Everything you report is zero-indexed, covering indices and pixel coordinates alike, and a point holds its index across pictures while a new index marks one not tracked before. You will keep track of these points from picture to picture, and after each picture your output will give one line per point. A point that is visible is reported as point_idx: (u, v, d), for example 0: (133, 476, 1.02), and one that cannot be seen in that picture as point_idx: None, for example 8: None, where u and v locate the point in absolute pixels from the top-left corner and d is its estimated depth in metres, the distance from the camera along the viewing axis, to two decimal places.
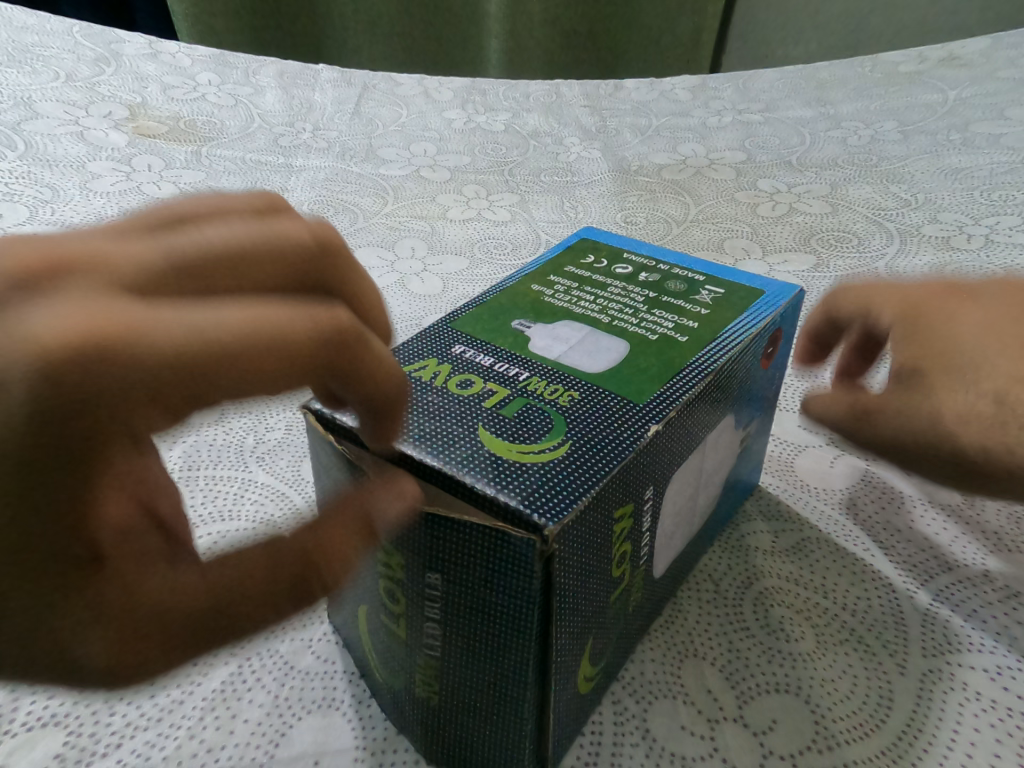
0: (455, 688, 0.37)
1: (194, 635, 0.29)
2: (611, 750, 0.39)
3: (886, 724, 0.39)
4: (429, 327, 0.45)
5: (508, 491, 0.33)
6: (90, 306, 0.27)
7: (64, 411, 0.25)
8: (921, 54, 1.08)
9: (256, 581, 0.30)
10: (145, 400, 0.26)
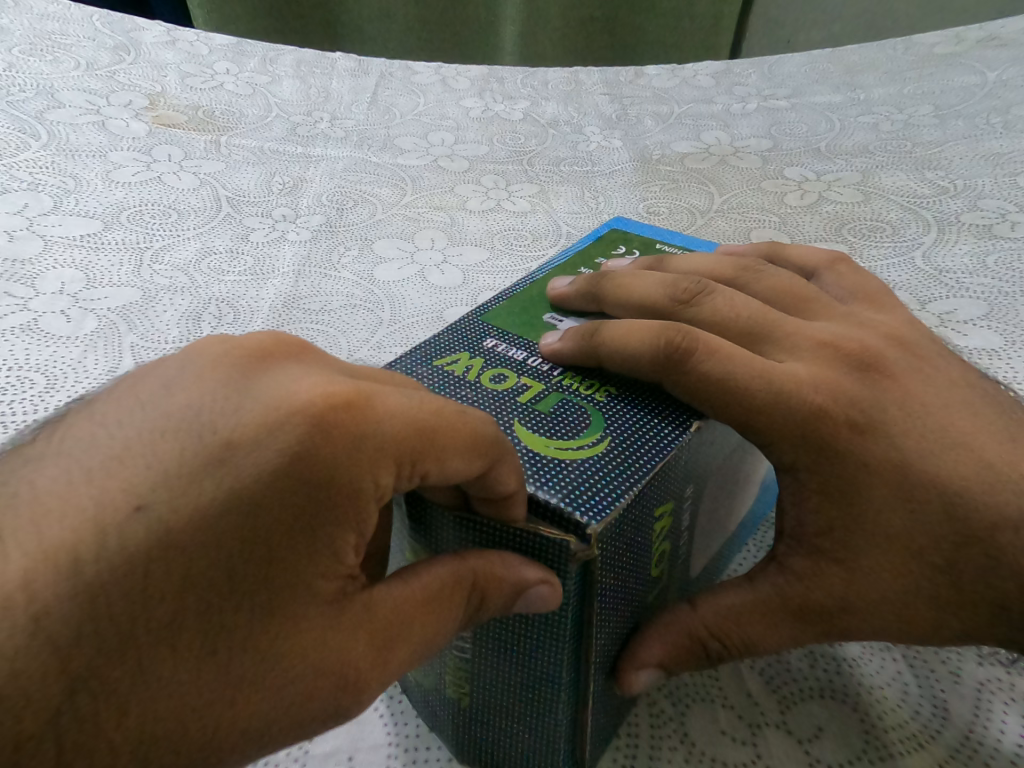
0: (486, 691, 0.35)
1: (409, 647, 0.30)
2: (649, 754, 0.37)
3: (940, 736, 0.37)
4: (460, 319, 0.44)
5: (548, 488, 0.31)
6: (325, 378, 0.30)
7: (315, 454, 0.28)
8: (957, 35, 1.05)
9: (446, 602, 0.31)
10: (375, 461, 0.28)
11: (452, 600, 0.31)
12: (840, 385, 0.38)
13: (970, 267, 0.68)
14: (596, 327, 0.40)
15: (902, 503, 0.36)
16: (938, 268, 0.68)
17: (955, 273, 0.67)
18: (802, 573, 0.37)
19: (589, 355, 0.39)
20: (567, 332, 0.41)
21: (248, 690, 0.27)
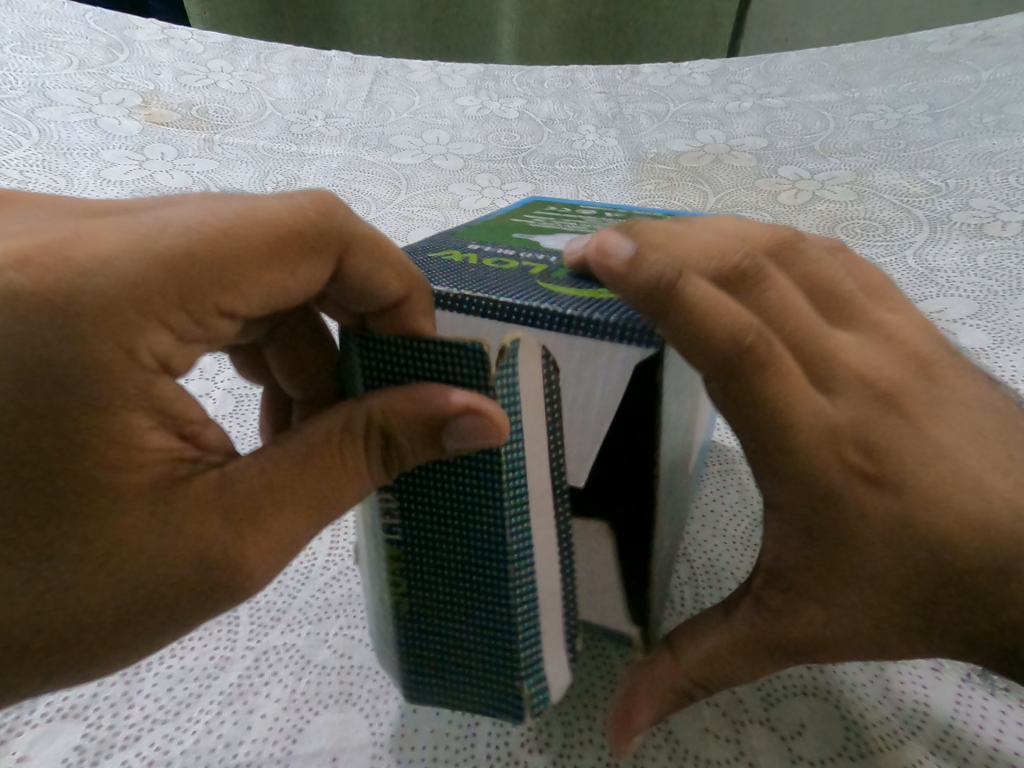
0: (420, 589, 0.33)
1: (272, 522, 0.29)
2: (633, 752, 0.37)
3: (922, 730, 0.38)
4: (434, 234, 0.45)
5: (604, 317, 0.33)
6: (45, 234, 0.28)
7: (52, 331, 0.26)
8: (952, 33, 1.05)
9: (312, 466, 0.30)
10: (131, 322, 0.27)
11: (353, 443, 0.30)
12: (849, 417, 0.34)
13: (961, 266, 0.68)
14: (679, 272, 0.32)
15: (889, 550, 0.33)
16: (930, 268, 0.68)
17: (946, 273, 0.67)
18: (780, 610, 0.34)
19: (652, 294, 0.32)
20: (644, 256, 0.33)
21: (139, 607, 0.27)
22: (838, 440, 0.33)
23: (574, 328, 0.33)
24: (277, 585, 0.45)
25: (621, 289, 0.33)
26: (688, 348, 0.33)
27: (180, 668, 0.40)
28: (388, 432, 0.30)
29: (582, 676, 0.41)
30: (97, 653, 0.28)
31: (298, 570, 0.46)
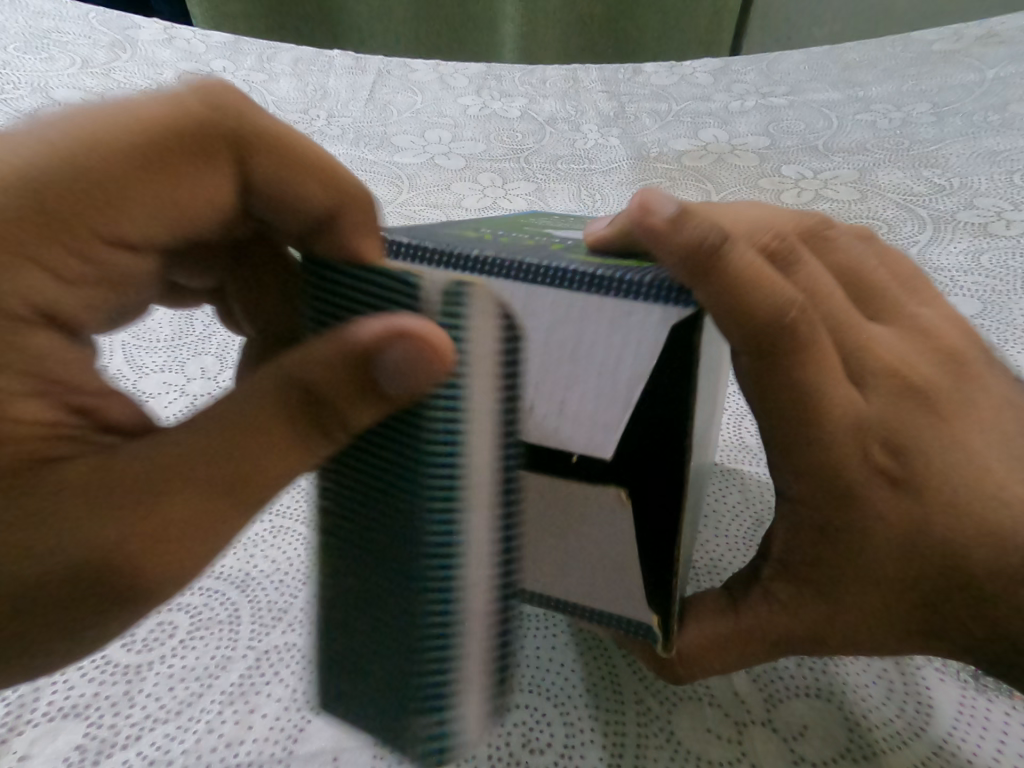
0: (348, 570, 0.31)
1: (175, 500, 0.30)
2: (635, 753, 0.37)
3: (925, 732, 0.38)
4: (456, 218, 0.44)
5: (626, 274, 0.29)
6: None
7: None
8: (956, 31, 1.04)
9: (217, 442, 0.31)
10: (39, 237, 0.32)
11: (268, 409, 0.31)
12: (872, 414, 0.35)
13: (965, 265, 0.68)
14: (725, 236, 0.30)
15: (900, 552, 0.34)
16: (933, 267, 0.68)
17: (950, 272, 0.67)
18: (787, 602, 0.36)
19: (693, 255, 0.30)
20: (688, 215, 0.31)
21: (61, 603, 0.29)
22: (862, 436, 0.34)
23: (570, 286, 0.29)
24: (279, 583, 0.44)
25: (662, 248, 0.30)
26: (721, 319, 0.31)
27: (181, 668, 0.40)
28: (303, 394, 0.31)
29: (586, 676, 0.41)
30: (54, 645, 0.30)
31: (299, 568, 0.45)
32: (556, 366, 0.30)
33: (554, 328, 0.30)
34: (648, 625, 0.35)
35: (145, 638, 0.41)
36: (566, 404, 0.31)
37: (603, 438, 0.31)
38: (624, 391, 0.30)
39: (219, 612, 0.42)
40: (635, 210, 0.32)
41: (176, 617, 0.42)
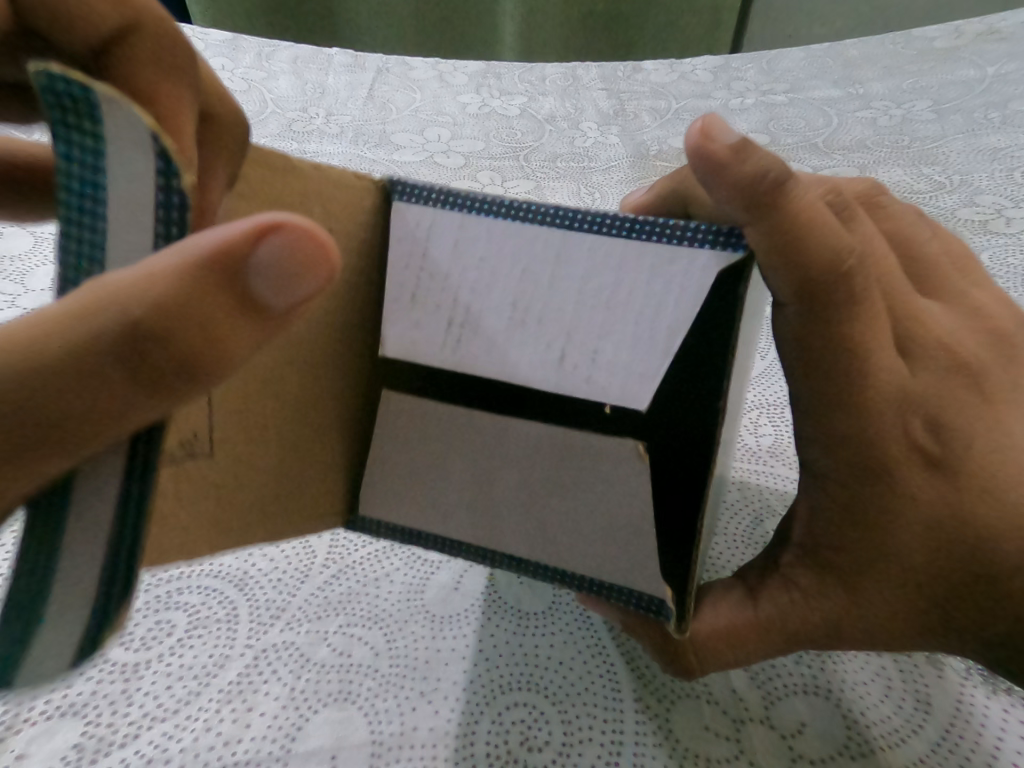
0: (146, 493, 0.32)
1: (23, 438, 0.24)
2: (633, 751, 0.37)
3: (923, 730, 0.37)
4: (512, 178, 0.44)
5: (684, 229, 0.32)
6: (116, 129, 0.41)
7: None
8: (957, 28, 1.04)
9: (53, 367, 0.23)
10: None
11: (107, 327, 0.23)
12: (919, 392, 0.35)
13: None
14: (787, 176, 0.31)
15: (933, 540, 0.34)
16: None
17: None
18: (808, 590, 0.36)
19: (751, 191, 0.31)
20: (748, 148, 0.31)
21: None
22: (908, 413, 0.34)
23: (619, 232, 0.32)
24: (277, 582, 0.44)
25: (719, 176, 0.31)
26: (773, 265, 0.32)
27: (178, 666, 0.39)
28: (152, 311, 0.23)
29: (584, 673, 0.41)
30: None
31: (297, 568, 0.45)
32: (594, 314, 0.34)
33: (595, 275, 0.33)
34: (660, 600, 0.34)
35: (143, 637, 0.41)
36: (600, 354, 0.34)
37: (635, 389, 0.34)
38: (663, 340, 0.33)
39: (216, 611, 0.42)
40: (697, 131, 0.32)
41: (174, 615, 0.42)
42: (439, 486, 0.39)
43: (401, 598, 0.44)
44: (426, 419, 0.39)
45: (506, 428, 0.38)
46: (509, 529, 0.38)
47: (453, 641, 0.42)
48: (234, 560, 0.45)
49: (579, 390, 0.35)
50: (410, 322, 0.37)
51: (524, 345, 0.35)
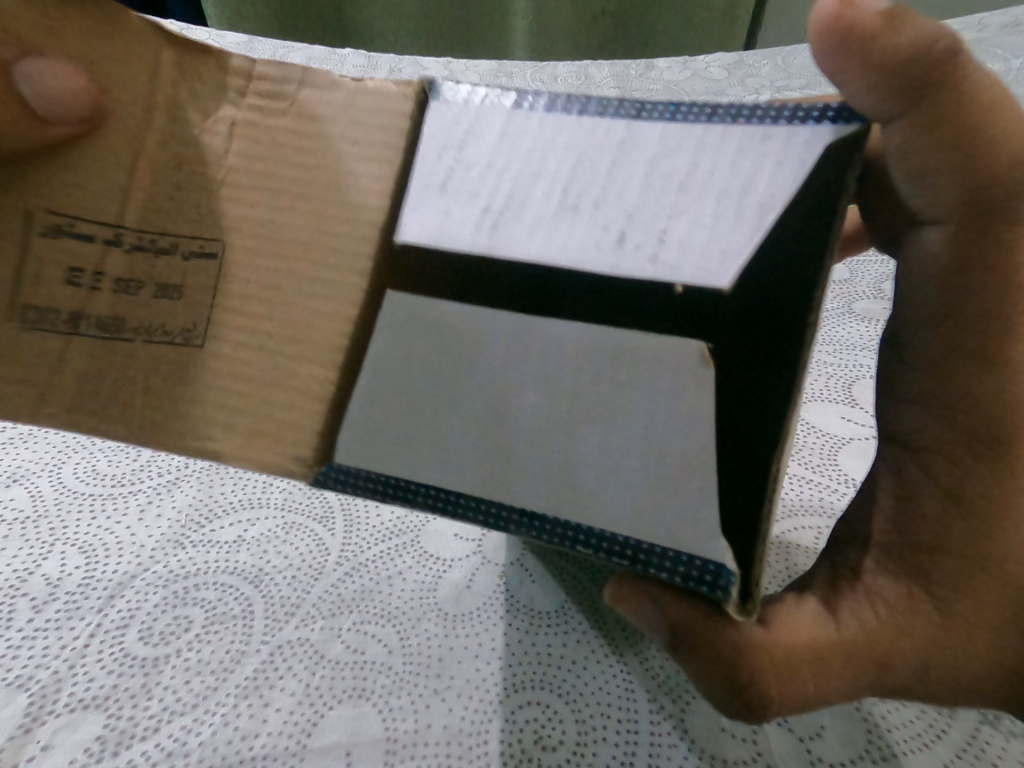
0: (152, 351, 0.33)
1: None
2: (649, 751, 0.37)
3: (946, 735, 0.37)
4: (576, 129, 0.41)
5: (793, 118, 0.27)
6: None
7: None
8: (979, 21, 1.03)
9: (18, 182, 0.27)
10: None
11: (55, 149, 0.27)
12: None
13: None
14: (932, 51, 0.29)
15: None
16: None
17: None
18: (896, 606, 0.33)
19: (920, 65, 0.29)
20: (899, 21, 0.30)
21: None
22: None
23: (692, 117, 0.28)
24: (292, 579, 0.44)
25: (873, 49, 0.29)
26: (939, 161, 0.31)
27: (196, 661, 0.40)
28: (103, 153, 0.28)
29: (598, 673, 0.40)
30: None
31: (311, 565, 0.45)
32: (663, 197, 0.28)
33: (664, 157, 0.28)
34: (720, 562, 0.27)
35: (161, 631, 0.41)
36: (670, 232, 0.27)
37: (714, 267, 0.27)
38: (752, 214, 0.27)
39: (233, 607, 0.42)
40: (835, 8, 0.30)
41: (192, 611, 0.42)
42: (444, 423, 0.31)
43: (415, 596, 0.44)
44: (436, 333, 0.31)
45: (538, 334, 0.29)
46: (530, 471, 0.30)
47: (467, 640, 0.42)
48: (249, 556, 0.45)
49: (639, 274, 0.28)
50: (438, 207, 0.31)
51: (564, 226, 0.29)
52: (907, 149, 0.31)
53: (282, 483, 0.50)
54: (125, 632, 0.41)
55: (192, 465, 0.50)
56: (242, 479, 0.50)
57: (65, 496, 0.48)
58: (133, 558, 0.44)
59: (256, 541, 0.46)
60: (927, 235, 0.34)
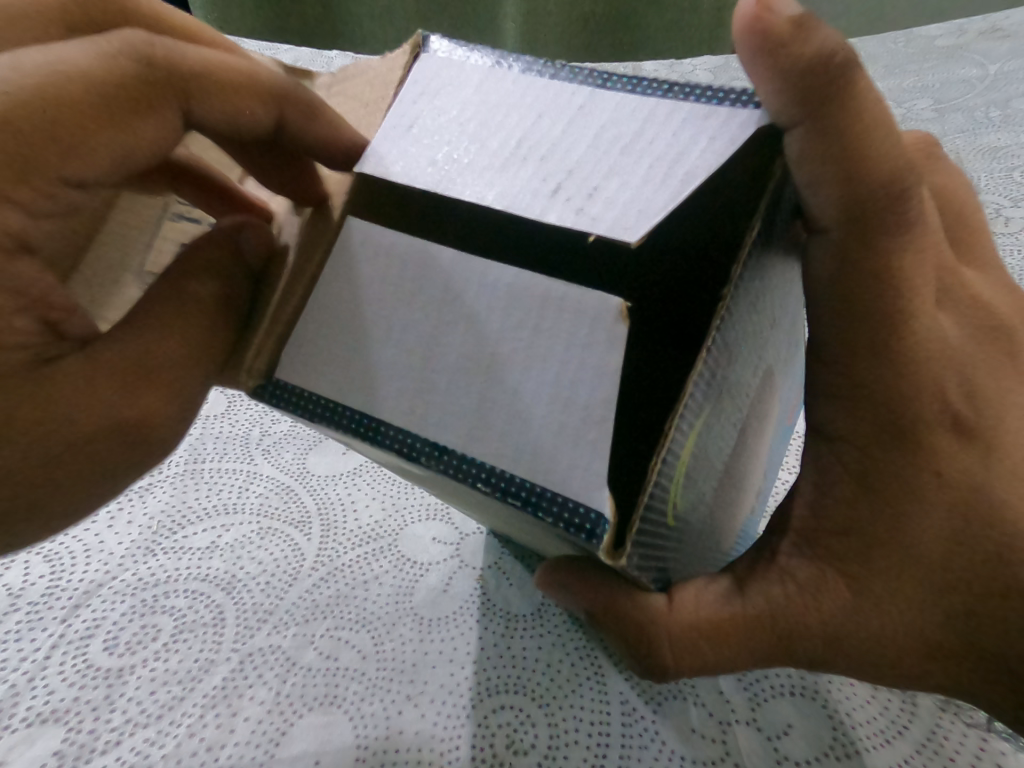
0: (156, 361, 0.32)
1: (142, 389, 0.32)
2: (619, 752, 0.37)
3: (909, 730, 0.37)
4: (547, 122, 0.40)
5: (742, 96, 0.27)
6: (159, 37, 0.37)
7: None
8: (959, 26, 1.03)
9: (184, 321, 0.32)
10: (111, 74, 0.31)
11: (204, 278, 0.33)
12: (959, 349, 0.31)
13: None
14: (850, 59, 0.27)
15: (954, 531, 0.30)
16: None
17: None
18: (806, 584, 0.31)
19: (815, 77, 0.26)
20: (807, 25, 0.27)
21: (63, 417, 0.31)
22: (941, 376, 0.30)
23: (652, 90, 0.29)
24: (265, 585, 0.44)
25: (780, 56, 0.26)
26: (828, 175, 0.27)
27: (163, 671, 0.40)
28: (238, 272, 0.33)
29: (570, 676, 0.40)
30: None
31: (285, 570, 0.45)
32: (605, 159, 0.28)
33: (613, 125, 0.29)
34: (600, 515, 0.25)
35: (128, 641, 0.41)
36: (601, 190, 0.27)
37: (631, 225, 0.26)
38: (681, 180, 0.26)
39: (203, 615, 0.42)
40: (753, 8, 0.27)
41: (160, 620, 0.42)
42: (361, 368, 0.30)
43: (389, 600, 0.44)
44: (373, 279, 0.30)
45: (468, 279, 0.29)
46: (438, 419, 0.28)
47: (441, 644, 0.42)
48: (221, 562, 0.45)
49: (564, 223, 0.27)
50: (396, 148, 0.31)
51: (509, 173, 0.29)
52: (802, 159, 0.26)
53: (258, 487, 0.49)
54: (90, 642, 0.41)
55: (165, 470, 0.50)
56: (217, 483, 0.49)
57: None
58: (100, 566, 0.44)
59: (229, 546, 0.46)
60: (823, 243, 0.29)
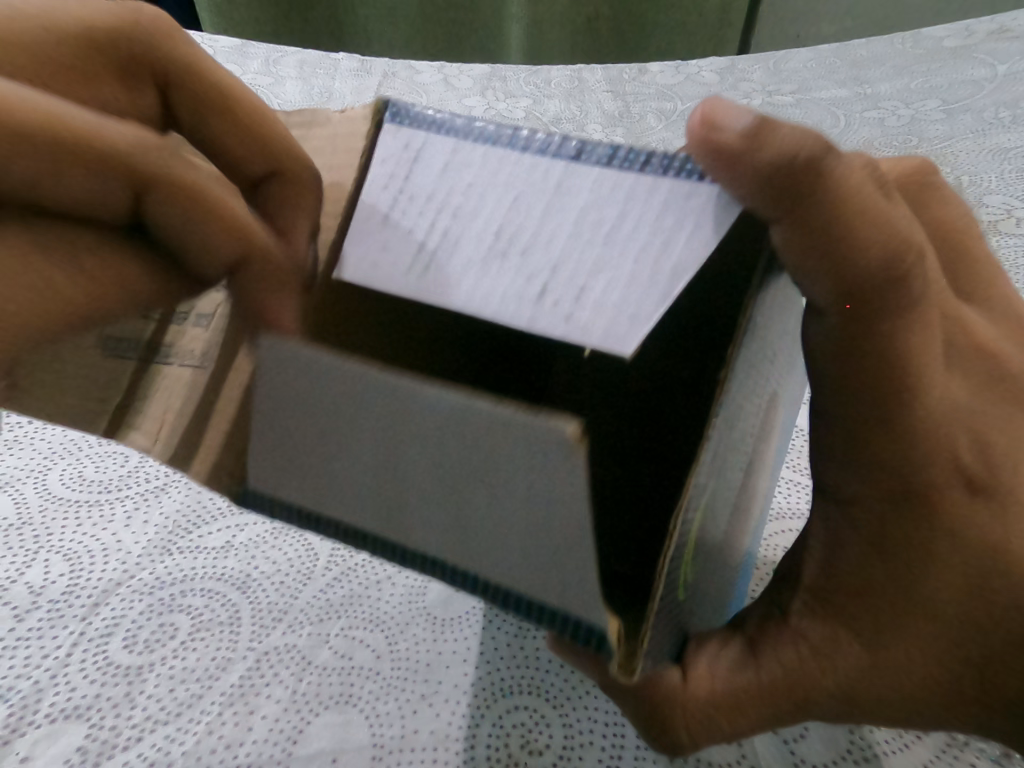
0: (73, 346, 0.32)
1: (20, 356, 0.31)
2: (634, 754, 0.37)
3: (926, 737, 0.37)
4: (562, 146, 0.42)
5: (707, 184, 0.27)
6: (210, 107, 0.38)
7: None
8: (967, 27, 1.03)
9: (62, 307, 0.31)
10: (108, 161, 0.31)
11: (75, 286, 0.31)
12: (962, 405, 0.32)
13: None
14: (825, 148, 0.26)
15: (966, 585, 0.30)
16: None
17: None
18: (820, 645, 0.31)
19: (786, 171, 0.26)
20: (762, 133, 0.26)
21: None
22: (951, 434, 0.31)
23: (627, 165, 0.28)
24: (280, 584, 0.44)
25: (739, 167, 0.25)
26: (818, 265, 0.27)
27: (181, 668, 0.40)
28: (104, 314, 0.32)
29: (583, 678, 0.40)
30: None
31: (299, 570, 0.45)
32: (586, 252, 0.27)
33: (593, 207, 0.28)
34: (602, 633, 0.25)
35: (147, 638, 0.41)
36: (588, 291, 0.27)
37: (620, 334, 0.26)
38: (663, 283, 0.26)
39: (219, 613, 0.42)
40: (701, 127, 0.26)
41: (178, 618, 0.42)
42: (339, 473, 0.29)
43: (403, 600, 0.44)
44: (309, 392, 0.28)
45: (406, 398, 0.25)
46: (422, 518, 0.28)
47: (454, 644, 0.42)
48: (237, 561, 0.45)
49: (554, 332, 0.27)
50: (378, 237, 0.31)
51: (491, 274, 0.29)
52: (790, 245, 0.27)
53: None
54: (110, 640, 0.41)
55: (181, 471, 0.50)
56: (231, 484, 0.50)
57: (50, 501, 0.48)
58: (118, 565, 0.44)
59: (244, 546, 0.46)
60: (819, 322, 0.29)
